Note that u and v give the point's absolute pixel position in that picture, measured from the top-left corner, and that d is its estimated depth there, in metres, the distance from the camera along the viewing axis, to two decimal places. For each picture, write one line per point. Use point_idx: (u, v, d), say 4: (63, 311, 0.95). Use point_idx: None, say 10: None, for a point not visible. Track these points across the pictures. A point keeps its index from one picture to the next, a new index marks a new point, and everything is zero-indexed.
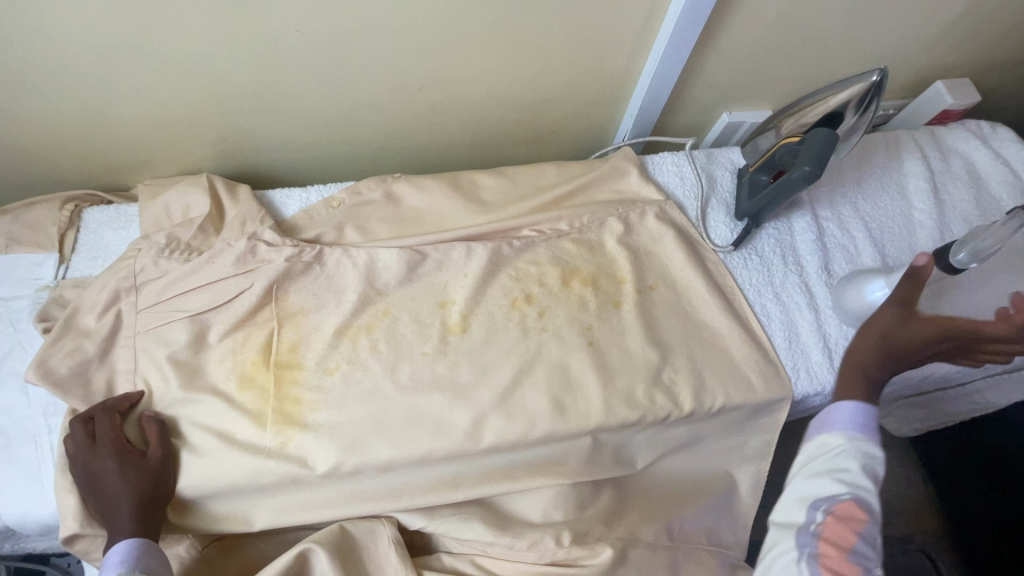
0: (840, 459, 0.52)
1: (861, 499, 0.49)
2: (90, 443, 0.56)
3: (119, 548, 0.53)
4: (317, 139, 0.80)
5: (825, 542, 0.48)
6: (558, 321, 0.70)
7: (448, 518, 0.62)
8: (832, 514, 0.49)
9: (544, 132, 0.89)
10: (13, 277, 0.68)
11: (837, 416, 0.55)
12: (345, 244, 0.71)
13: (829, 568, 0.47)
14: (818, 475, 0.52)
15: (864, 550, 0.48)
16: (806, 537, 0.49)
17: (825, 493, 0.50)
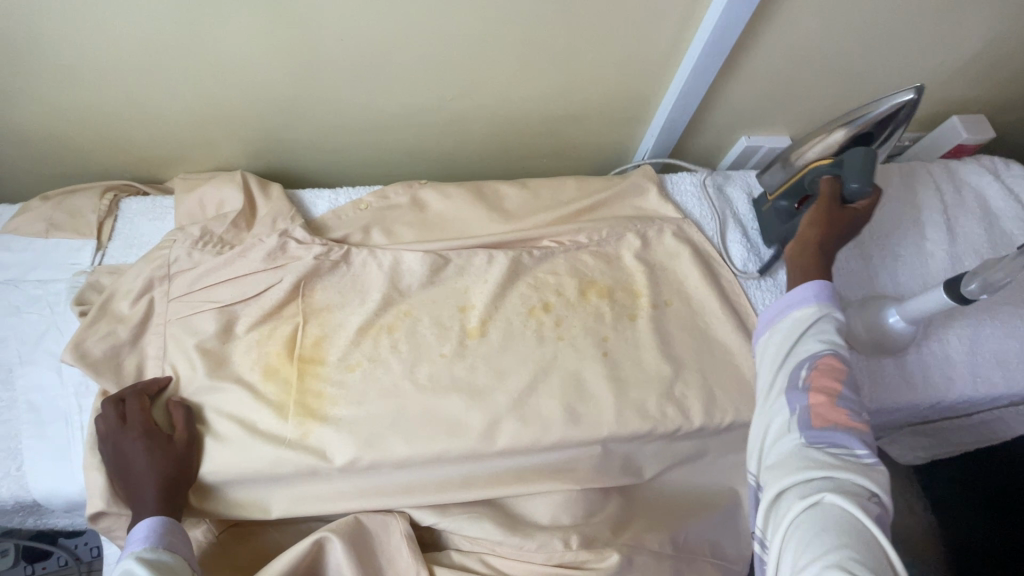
0: (815, 321, 0.57)
1: (839, 353, 0.54)
2: (121, 423, 0.58)
3: (144, 526, 0.55)
4: (347, 143, 0.83)
5: (817, 391, 0.53)
6: (574, 331, 0.72)
7: (459, 516, 0.64)
8: (816, 372, 0.54)
9: (566, 147, 0.92)
10: (52, 260, 0.70)
11: (801, 293, 0.60)
12: (371, 245, 0.74)
13: (818, 414, 0.51)
14: (800, 341, 0.57)
15: (849, 396, 0.53)
16: (797, 395, 0.54)
17: (807, 355, 0.55)
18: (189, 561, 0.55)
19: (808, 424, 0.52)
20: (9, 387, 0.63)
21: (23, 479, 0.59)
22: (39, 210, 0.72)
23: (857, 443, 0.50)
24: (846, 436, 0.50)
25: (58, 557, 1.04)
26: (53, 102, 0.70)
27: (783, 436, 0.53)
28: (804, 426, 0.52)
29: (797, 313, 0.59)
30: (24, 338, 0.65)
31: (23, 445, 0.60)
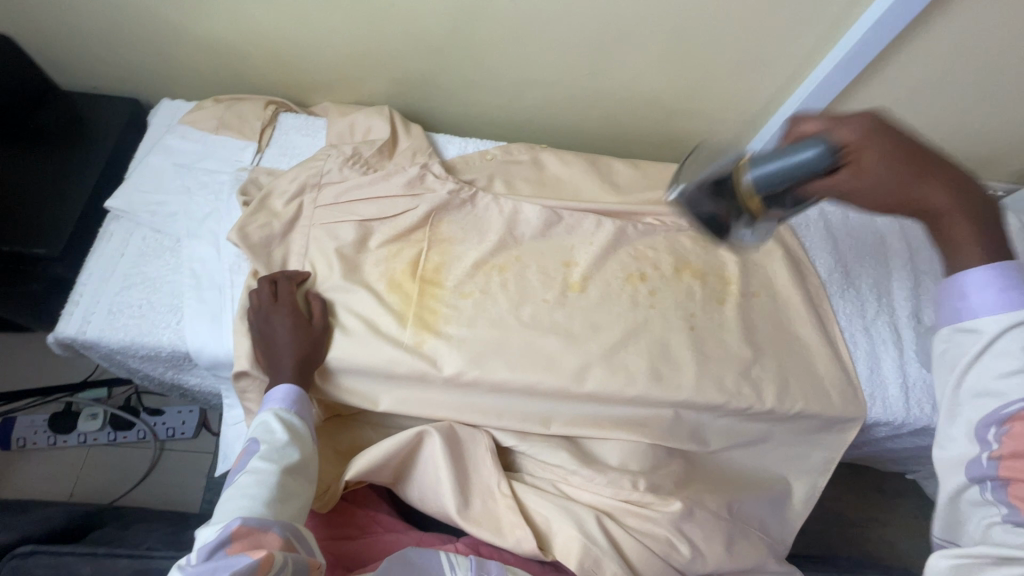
0: (999, 340, 0.42)
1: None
2: (273, 299, 0.67)
3: (282, 389, 0.63)
4: (480, 99, 0.91)
5: (1011, 462, 0.41)
6: (665, 303, 0.77)
7: (538, 443, 0.71)
8: (1009, 435, 0.41)
9: (675, 139, 0.97)
10: (218, 154, 0.78)
11: (980, 300, 0.43)
12: (493, 192, 0.81)
13: (1016, 493, 0.40)
14: (978, 379, 0.43)
15: None
16: (984, 466, 0.42)
17: (999, 400, 0.42)
18: (313, 429, 0.64)
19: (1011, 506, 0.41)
20: (176, 255, 0.72)
21: (181, 333, 0.67)
22: (212, 109, 0.81)
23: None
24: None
25: (138, 430, 1.15)
26: (248, 17, 0.79)
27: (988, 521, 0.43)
28: (1008, 507, 0.41)
29: (974, 336, 0.43)
30: (191, 215, 0.73)
31: (185, 305, 0.69)
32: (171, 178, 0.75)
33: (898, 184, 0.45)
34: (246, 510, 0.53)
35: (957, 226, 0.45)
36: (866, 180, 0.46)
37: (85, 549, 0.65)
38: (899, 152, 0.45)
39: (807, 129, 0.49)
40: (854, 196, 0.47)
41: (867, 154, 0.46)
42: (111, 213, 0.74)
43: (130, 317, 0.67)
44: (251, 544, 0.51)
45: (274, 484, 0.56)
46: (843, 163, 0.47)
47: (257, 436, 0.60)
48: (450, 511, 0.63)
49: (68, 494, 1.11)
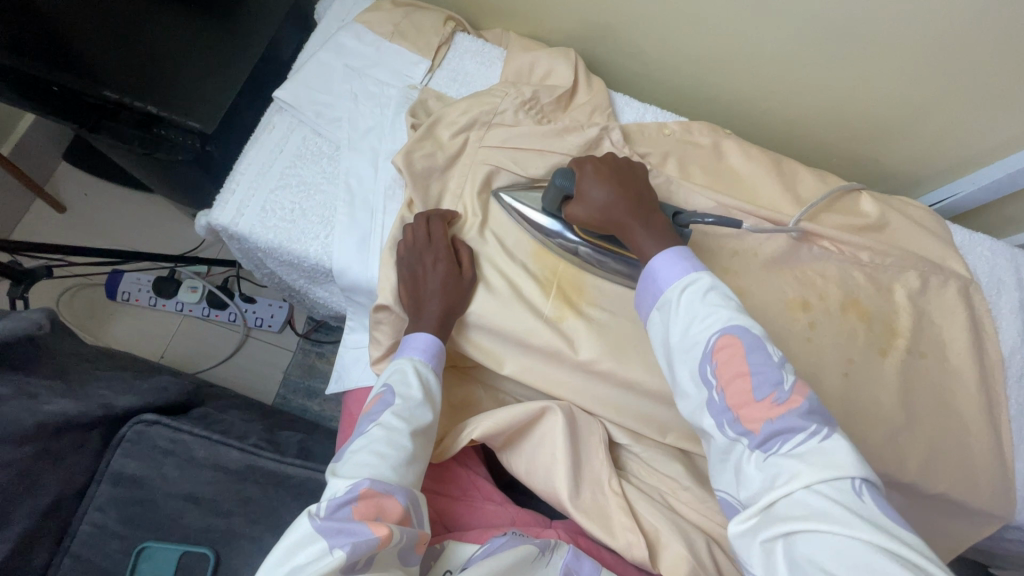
0: (696, 295, 0.50)
1: (727, 330, 0.46)
2: (427, 239, 0.63)
3: (423, 338, 0.60)
4: (666, 63, 0.82)
5: (731, 394, 0.45)
6: (824, 340, 0.70)
7: (653, 449, 0.68)
8: (718, 367, 0.46)
9: (867, 157, 0.85)
10: (389, 64, 0.73)
11: (673, 270, 0.52)
12: (666, 172, 0.73)
13: (749, 417, 0.44)
14: (687, 330, 0.49)
15: (760, 369, 0.44)
16: (716, 400, 0.46)
17: (699, 347, 0.48)
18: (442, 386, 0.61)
19: (746, 431, 0.44)
20: (334, 164, 0.69)
21: (330, 248, 0.65)
22: (390, 12, 0.75)
23: (798, 422, 0.42)
24: (786, 419, 0.42)
25: (230, 312, 1.18)
26: None
27: (750, 479, 0.43)
28: (746, 435, 0.44)
29: (676, 292, 0.51)
30: (353, 125, 0.69)
31: (336, 220, 0.66)
32: (341, 79, 0.71)
33: (626, 203, 0.57)
34: (375, 470, 0.51)
35: (636, 229, 0.56)
36: (584, 212, 0.59)
37: (200, 432, 0.67)
38: (624, 190, 0.58)
39: (585, 167, 0.60)
40: (585, 219, 0.59)
41: (591, 176, 0.59)
42: (276, 103, 0.71)
43: (282, 219, 0.66)
44: (372, 513, 0.49)
45: (405, 447, 0.54)
46: (578, 196, 0.60)
47: (393, 386, 0.57)
48: (562, 496, 0.61)
49: (158, 354, 1.16)
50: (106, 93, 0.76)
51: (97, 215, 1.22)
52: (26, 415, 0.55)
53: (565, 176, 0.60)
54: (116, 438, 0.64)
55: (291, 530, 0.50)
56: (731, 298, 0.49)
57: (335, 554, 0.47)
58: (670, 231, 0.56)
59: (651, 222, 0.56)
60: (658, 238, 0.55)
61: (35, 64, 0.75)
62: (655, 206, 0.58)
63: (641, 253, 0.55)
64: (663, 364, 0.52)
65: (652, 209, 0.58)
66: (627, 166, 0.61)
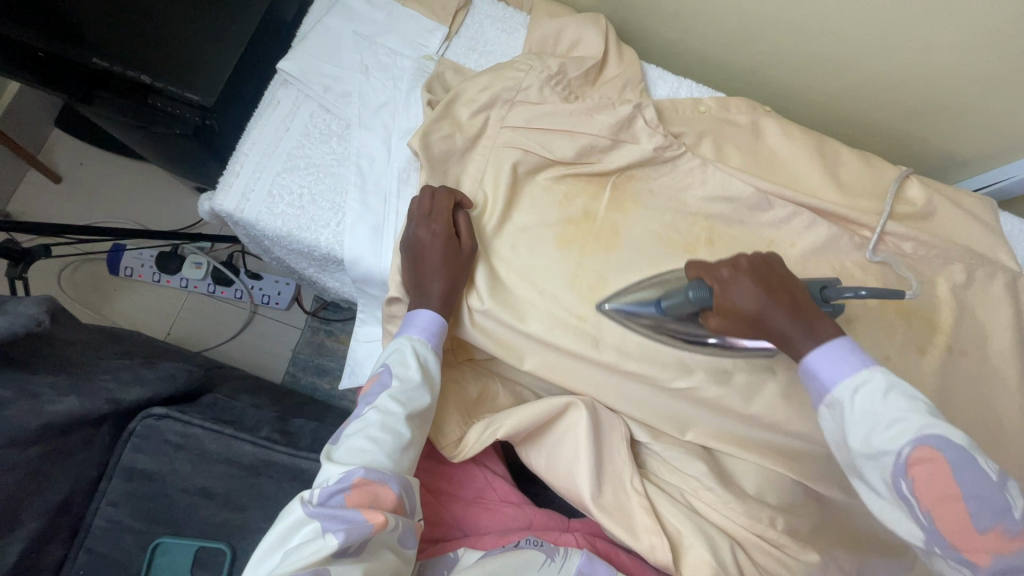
0: (871, 398, 0.46)
1: (924, 441, 0.42)
2: (427, 211, 0.58)
3: (424, 320, 0.56)
4: (704, 32, 0.75)
5: (929, 508, 0.42)
6: (862, 336, 0.66)
7: (674, 447, 0.65)
8: (918, 488, 0.42)
9: (914, 138, 0.78)
10: (403, 32, 0.67)
11: (837, 368, 0.47)
12: (700, 155, 0.68)
13: (977, 549, 0.41)
14: (870, 439, 0.45)
15: (998, 503, 0.41)
16: (925, 522, 0.42)
17: (892, 465, 0.44)
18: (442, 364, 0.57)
19: (968, 562, 0.41)
20: (344, 144, 0.64)
21: (340, 237, 0.61)
22: None
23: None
24: (1022, 560, 0.40)
25: (235, 289, 1.15)
26: None
27: None
28: (960, 560, 0.41)
29: (848, 393, 0.47)
30: (365, 102, 0.64)
31: (346, 205, 0.61)
32: (350, 49, 0.65)
33: (782, 311, 0.49)
34: (369, 458, 0.50)
35: (795, 336, 0.49)
36: (727, 325, 0.52)
37: (212, 425, 0.64)
38: (776, 292, 0.50)
39: (720, 270, 0.52)
40: (729, 330, 0.53)
41: (726, 286, 0.51)
42: (281, 75, 0.65)
43: (289, 205, 0.61)
44: (364, 501, 0.48)
45: (401, 432, 0.52)
46: (718, 309, 0.52)
47: (390, 368, 0.54)
48: (584, 497, 0.59)
49: (165, 331, 1.14)
50: (95, 61, 0.70)
51: (96, 185, 1.18)
52: (29, 416, 0.52)
53: (697, 290, 0.52)
54: (126, 432, 0.62)
55: (286, 512, 0.49)
56: (918, 398, 0.45)
57: (326, 540, 0.45)
58: (834, 329, 0.49)
59: (813, 325, 0.49)
60: (820, 338, 0.49)
61: (19, 30, 0.70)
62: (812, 305, 0.50)
63: (797, 357, 0.49)
64: (852, 474, 0.48)
65: (807, 315, 0.49)
66: (755, 260, 0.52)
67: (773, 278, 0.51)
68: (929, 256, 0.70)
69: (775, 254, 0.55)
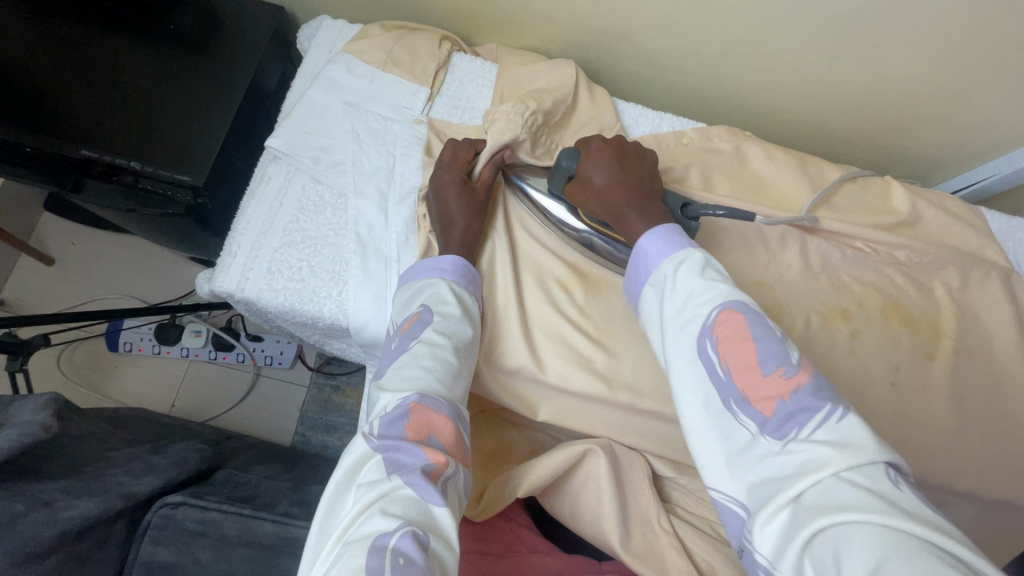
0: (692, 271, 0.48)
1: (727, 305, 0.44)
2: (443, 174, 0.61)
3: (457, 265, 0.59)
4: (676, 67, 0.77)
5: (737, 371, 0.42)
6: (873, 350, 0.66)
7: (699, 478, 0.65)
8: (720, 342, 0.43)
9: (891, 146, 0.81)
10: (387, 97, 0.68)
11: (661, 249, 0.51)
12: (688, 186, 0.69)
13: (760, 395, 0.40)
14: (683, 307, 0.47)
15: (768, 345, 0.42)
16: (723, 381, 0.42)
17: (701, 327, 0.45)
18: (482, 311, 0.61)
19: (755, 412, 0.40)
20: (339, 213, 0.64)
21: (344, 306, 0.61)
22: (380, 39, 0.70)
23: (813, 402, 0.39)
24: (800, 398, 0.39)
25: (238, 353, 1.14)
26: None
27: (739, 449, 0.40)
28: (756, 418, 0.40)
29: (671, 267, 0.50)
30: (359, 169, 0.65)
31: (348, 274, 0.62)
32: (338, 119, 0.66)
33: (624, 188, 0.56)
34: (423, 385, 0.52)
35: (627, 211, 0.55)
36: (584, 199, 0.58)
37: (230, 508, 0.64)
38: (626, 176, 0.57)
39: (591, 145, 0.60)
40: (580, 202, 0.59)
41: (594, 159, 0.58)
42: (269, 151, 0.66)
43: (289, 278, 0.61)
44: (420, 434, 0.50)
45: (449, 361, 0.55)
46: (580, 179, 0.59)
47: (430, 305, 0.57)
48: (612, 543, 0.58)
49: (170, 404, 1.13)
50: (84, 152, 0.71)
51: (89, 265, 1.17)
52: (44, 527, 0.51)
53: (570, 156, 0.59)
54: (142, 526, 0.60)
55: (347, 452, 0.52)
56: (728, 276, 0.48)
57: (392, 477, 0.48)
58: (662, 214, 0.55)
59: (643, 205, 0.55)
60: (648, 222, 0.55)
61: (9, 131, 0.71)
62: (653, 191, 0.57)
63: (631, 234, 0.55)
64: (656, 341, 0.50)
65: (641, 189, 0.57)
66: (631, 150, 0.59)
67: (628, 164, 0.58)
68: (921, 261, 0.71)
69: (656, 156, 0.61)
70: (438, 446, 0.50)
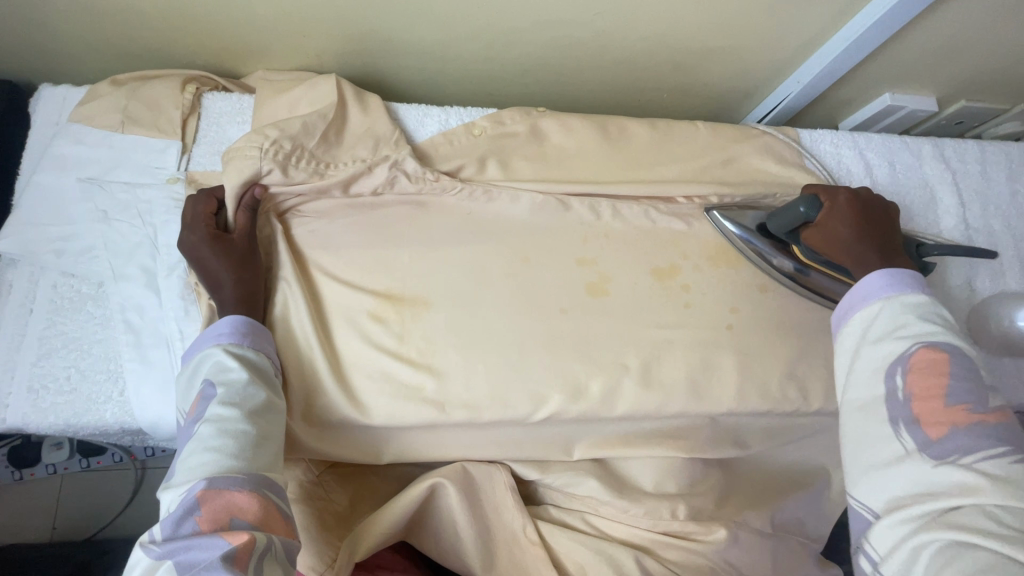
0: (917, 308, 0.49)
1: (932, 343, 0.46)
2: (191, 232, 0.56)
3: (228, 323, 0.54)
4: (455, 56, 0.73)
5: (919, 401, 0.44)
6: (703, 300, 0.67)
7: (564, 473, 0.63)
8: (910, 368, 0.45)
9: (693, 86, 0.81)
10: (134, 161, 0.61)
11: (876, 284, 0.52)
12: (487, 180, 0.66)
13: (930, 421, 0.43)
14: (883, 334, 0.49)
15: (960, 385, 0.43)
16: (898, 405, 0.45)
17: (892, 352, 0.47)
18: (280, 366, 0.57)
19: (921, 435, 0.43)
20: (102, 305, 0.58)
21: (128, 405, 0.56)
22: (110, 98, 0.62)
23: (996, 444, 0.40)
24: (975, 434, 0.41)
25: (112, 453, 1.05)
26: None
27: (897, 467, 0.43)
28: (919, 439, 0.43)
29: (882, 304, 0.51)
30: (114, 250, 0.58)
31: (126, 370, 0.56)
32: (76, 201, 0.59)
33: (867, 237, 0.58)
34: (213, 466, 0.47)
35: (871, 257, 0.57)
36: (818, 238, 0.61)
37: None
38: (863, 223, 0.59)
39: (838, 197, 0.60)
40: (817, 241, 0.61)
41: (840, 209, 0.60)
42: (7, 257, 0.59)
43: (58, 392, 0.55)
44: (218, 520, 0.44)
45: (244, 430, 0.49)
46: (820, 222, 0.61)
47: (210, 377, 0.52)
48: (475, 568, 0.57)
49: (49, 527, 1.02)
50: None
51: None
52: None
53: (810, 203, 0.60)
54: None
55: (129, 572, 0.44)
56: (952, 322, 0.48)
57: None
58: (864, 241, 0.58)
59: (892, 256, 0.57)
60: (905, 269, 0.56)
61: None
62: (895, 241, 0.59)
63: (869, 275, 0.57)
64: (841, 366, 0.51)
65: (895, 246, 0.58)
66: (875, 202, 0.61)
67: (860, 212, 0.59)
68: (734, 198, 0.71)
69: (897, 206, 0.64)
70: (243, 526, 0.45)
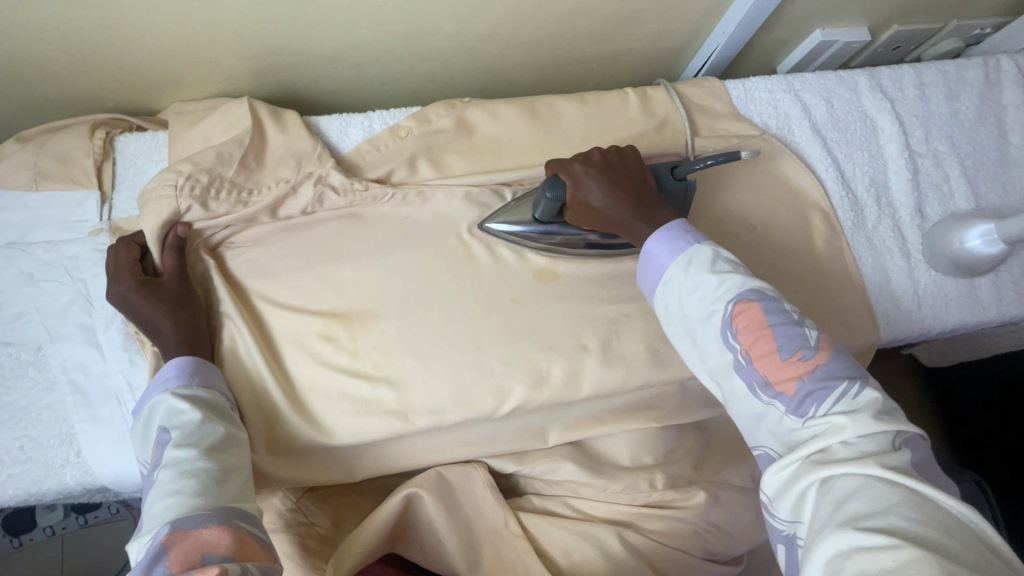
0: (710, 266, 0.50)
1: (745, 300, 0.47)
2: (119, 281, 0.55)
3: (173, 366, 0.53)
4: (371, 58, 0.71)
5: (758, 361, 0.45)
6: None
7: (541, 461, 0.63)
8: (740, 333, 0.46)
9: (621, 51, 0.79)
10: (54, 218, 0.60)
11: (673, 248, 0.53)
12: (419, 181, 0.65)
13: (776, 378, 0.44)
14: (700, 304, 0.49)
15: (785, 332, 0.45)
16: (746, 369, 0.46)
17: (721, 321, 0.47)
18: (234, 401, 0.56)
19: (777, 393, 0.44)
20: (42, 368, 0.57)
21: (86, 466, 0.56)
22: (17, 155, 0.60)
23: (830, 380, 0.43)
24: (816, 378, 0.43)
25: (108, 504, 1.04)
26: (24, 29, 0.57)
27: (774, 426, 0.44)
28: (780, 398, 0.44)
29: (686, 268, 0.51)
30: (49, 310, 0.58)
31: (77, 431, 0.56)
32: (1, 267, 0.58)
33: (623, 204, 0.57)
34: (176, 509, 0.45)
35: (637, 224, 0.57)
36: (589, 222, 0.59)
37: None
38: (617, 187, 0.58)
39: (573, 168, 0.59)
40: (584, 221, 0.60)
41: (582, 179, 0.58)
42: None
43: (10, 464, 0.56)
44: (187, 560, 0.42)
45: (207, 467, 0.48)
46: (576, 204, 0.59)
47: (164, 424, 0.50)
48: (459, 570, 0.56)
49: None
50: None
51: None
52: None
53: (554, 186, 0.58)
54: None
55: None
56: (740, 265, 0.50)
57: None
58: (632, 208, 0.57)
59: (653, 215, 0.57)
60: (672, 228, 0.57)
61: None
62: (650, 196, 0.59)
63: None
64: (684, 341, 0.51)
65: (648, 196, 0.59)
66: (611, 157, 0.60)
67: (610, 177, 0.58)
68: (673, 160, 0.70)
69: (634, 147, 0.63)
70: (216, 560, 0.42)
